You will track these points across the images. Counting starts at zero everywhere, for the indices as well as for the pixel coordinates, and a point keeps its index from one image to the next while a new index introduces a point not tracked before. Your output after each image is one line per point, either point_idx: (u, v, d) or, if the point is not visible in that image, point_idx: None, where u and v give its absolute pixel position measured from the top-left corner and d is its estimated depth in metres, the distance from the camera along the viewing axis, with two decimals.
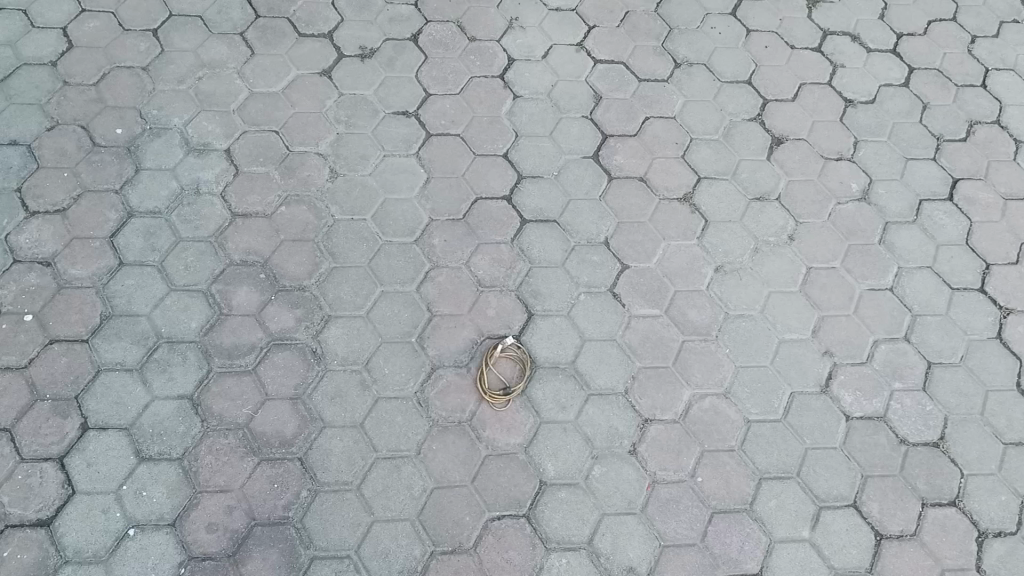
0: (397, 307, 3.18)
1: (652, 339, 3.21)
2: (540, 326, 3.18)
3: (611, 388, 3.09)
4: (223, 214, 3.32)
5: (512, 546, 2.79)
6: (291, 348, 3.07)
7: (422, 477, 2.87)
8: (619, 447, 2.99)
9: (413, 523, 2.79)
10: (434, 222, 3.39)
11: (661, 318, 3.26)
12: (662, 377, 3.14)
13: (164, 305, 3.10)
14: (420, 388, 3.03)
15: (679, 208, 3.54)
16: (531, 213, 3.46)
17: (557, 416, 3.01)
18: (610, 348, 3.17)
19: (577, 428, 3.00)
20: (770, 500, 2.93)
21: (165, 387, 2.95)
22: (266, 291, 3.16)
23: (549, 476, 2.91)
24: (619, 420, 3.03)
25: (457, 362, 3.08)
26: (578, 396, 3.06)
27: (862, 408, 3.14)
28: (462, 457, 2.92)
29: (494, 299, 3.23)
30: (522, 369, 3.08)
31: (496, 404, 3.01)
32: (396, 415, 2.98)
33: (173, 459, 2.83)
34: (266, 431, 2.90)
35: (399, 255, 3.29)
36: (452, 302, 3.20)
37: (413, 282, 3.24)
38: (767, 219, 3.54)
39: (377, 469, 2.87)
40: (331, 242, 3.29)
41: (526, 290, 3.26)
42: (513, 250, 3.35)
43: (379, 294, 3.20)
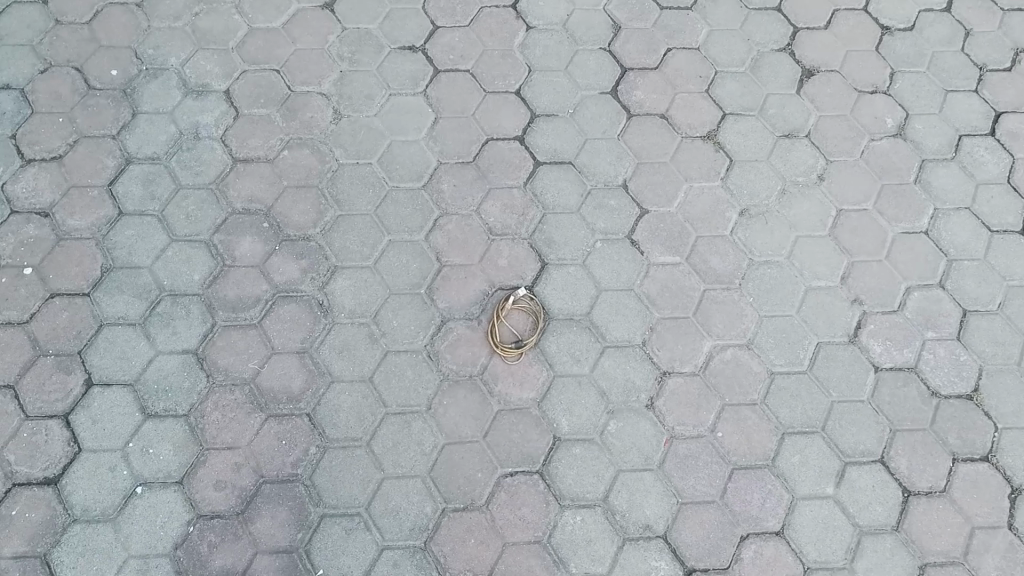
0: (406, 257, 3.07)
1: (671, 288, 3.08)
2: (554, 276, 3.06)
3: (628, 340, 2.97)
4: (224, 159, 3.19)
5: (525, 503, 2.72)
6: (297, 300, 2.97)
7: (433, 433, 2.80)
8: (636, 401, 2.88)
9: (424, 480, 2.73)
10: (443, 166, 3.25)
11: (682, 266, 3.12)
12: (682, 328, 3.01)
13: (166, 256, 3.00)
14: (430, 342, 2.93)
15: (702, 147, 3.35)
16: (545, 155, 3.30)
17: (572, 369, 2.91)
18: (627, 299, 3.04)
19: (593, 381, 2.90)
20: (793, 456, 2.83)
21: (169, 341, 2.87)
22: (270, 240, 3.05)
23: (564, 432, 2.82)
24: (636, 374, 2.92)
25: (468, 314, 2.98)
26: (593, 348, 2.95)
27: (892, 359, 3.01)
28: (473, 412, 2.84)
29: (506, 248, 3.10)
30: (535, 321, 2.98)
31: (508, 357, 2.90)
32: (406, 369, 2.89)
33: (179, 415, 2.77)
34: (273, 387, 2.83)
35: (407, 203, 3.17)
36: (461, 251, 3.09)
37: (421, 230, 3.12)
38: (795, 158, 3.35)
39: (387, 425, 2.80)
40: (336, 189, 3.17)
41: (539, 237, 3.13)
42: (526, 195, 3.20)
43: (386, 243, 3.08)
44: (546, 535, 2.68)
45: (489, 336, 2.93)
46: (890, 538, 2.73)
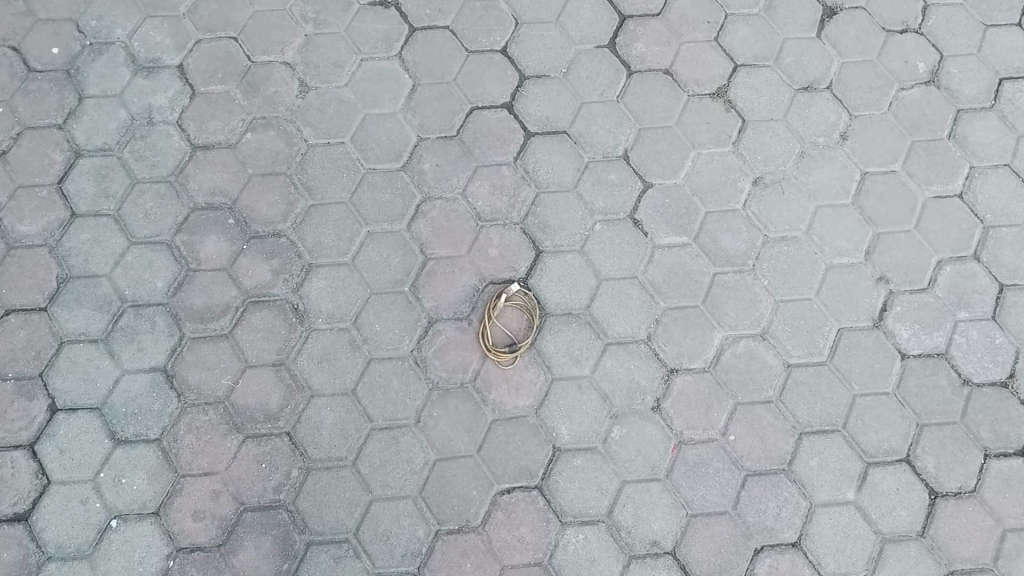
0: (386, 251, 2.80)
1: (678, 273, 2.82)
2: (549, 266, 2.79)
3: (632, 335, 2.73)
4: (182, 147, 2.91)
5: (524, 523, 2.55)
6: (270, 305, 2.73)
7: (423, 449, 2.60)
8: (641, 404, 2.67)
9: (415, 501, 2.56)
10: (424, 141, 2.93)
11: (690, 248, 2.85)
12: (690, 319, 2.76)
13: (125, 262, 2.76)
14: (416, 347, 2.70)
15: (711, 107, 3.01)
16: (536, 124, 2.97)
17: (571, 371, 2.69)
18: (631, 288, 2.79)
19: (594, 384, 2.68)
20: (812, 459, 2.64)
21: (135, 359, 2.66)
22: (238, 239, 2.79)
23: (564, 442, 2.62)
24: (641, 373, 2.70)
25: (457, 314, 2.74)
26: (594, 346, 2.71)
27: (920, 345, 2.77)
28: (466, 424, 2.63)
29: (496, 236, 2.82)
30: (530, 318, 2.74)
31: (502, 362, 2.68)
32: (392, 378, 2.67)
33: (151, 441, 2.59)
34: (249, 405, 2.63)
35: (386, 187, 2.87)
36: (447, 242, 2.81)
37: (403, 219, 2.84)
38: (816, 115, 2.99)
39: (373, 441, 2.60)
40: (307, 175, 2.88)
41: (532, 222, 2.85)
42: (517, 172, 2.90)
43: (364, 235, 2.81)
44: (548, 556, 2.52)
45: (481, 339, 2.69)
46: (914, 545, 2.57)
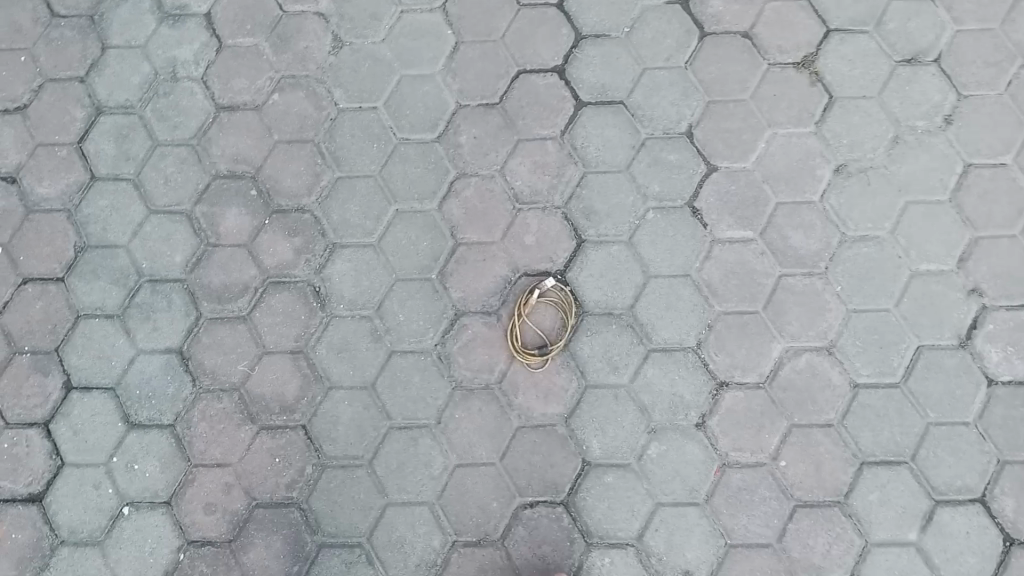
0: (415, 233, 2.59)
1: (738, 272, 2.50)
2: (592, 259, 2.53)
3: (679, 342, 2.47)
4: (206, 107, 2.69)
5: (547, 541, 2.38)
6: (290, 287, 2.56)
7: (442, 453, 2.44)
8: (683, 420, 2.43)
9: (432, 508, 2.41)
10: (463, 109, 2.66)
11: (755, 244, 2.52)
12: (747, 327, 2.47)
13: (143, 233, 2.62)
14: (441, 341, 2.51)
15: (794, 79, 2.60)
16: (590, 94, 2.64)
17: (607, 379, 2.46)
18: (682, 288, 2.49)
19: (631, 395, 2.45)
20: (872, 492, 2.36)
21: (150, 338, 2.56)
22: (259, 213, 2.61)
23: (595, 456, 2.42)
24: (685, 386, 2.45)
25: (486, 307, 2.52)
26: (635, 352, 2.47)
27: (1012, 372, 2.42)
28: (490, 429, 2.45)
29: (534, 222, 2.57)
30: (566, 317, 2.50)
31: (532, 364, 2.47)
32: (413, 373, 2.49)
33: (164, 426, 2.51)
34: (265, 394, 2.50)
35: (418, 161, 2.63)
36: (480, 226, 2.58)
37: (433, 198, 2.61)
38: (918, 93, 2.58)
39: (391, 441, 2.46)
40: (334, 144, 2.65)
41: (576, 207, 2.57)
42: (564, 149, 2.61)
43: (392, 214, 2.60)
44: None
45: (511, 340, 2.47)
46: None
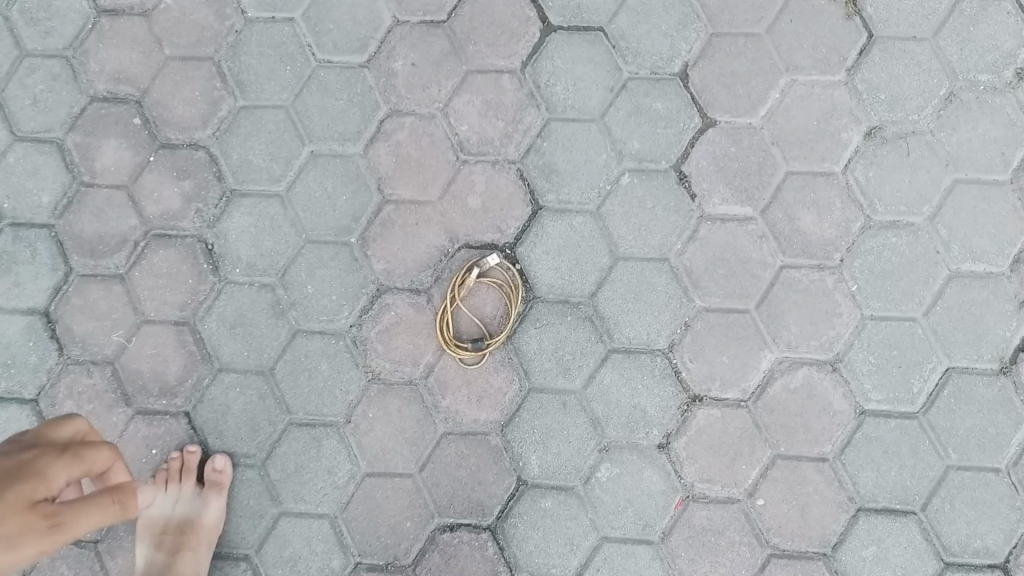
0: (332, 183, 2.07)
1: (728, 259, 1.99)
2: (548, 231, 2.01)
3: (647, 343, 1.98)
4: (84, 9, 2.16)
5: (465, 572, 1.98)
6: (177, 244, 2.10)
7: (350, 459, 2.02)
8: (643, 439, 1.97)
9: (333, 523, 2.02)
10: (401, 27, 2.08)
11: (754, 225, 2.00)
12: (732, 329, 1.98)
13: (4, 164, 2.14)
14: (356, 322, 2.04)
15: (826, 10, 2.02)
16: (561, 15, 2.05)
17: (555, 383, 1.99)
18: (657, 276, 1.99)
19: (583, 404, 1.98)
20: (866, 546, 1.94)
21: (10, 295, 2.12)
22: (143, 147, 2.13)
23: (533, 475, 1.98)
24: (650, 398, 1.97)
25: (414, 284, 2.04)
26: (592, 352, 1.99)
27: None
28: (408, 434, 2.01)
29: (480, 178, 2.04)
30: (508, 304, 2.00)
31: (465, 359, 2.00)
32: (320, 360, 2.04)
33: (25, 400, 2.09)
34: (143, 372, 2.08)
35: (340, 91, 2.08)
36: (413, 180, 2.05)
37: (358, 139, 2.07)
38: (983, 38, 2.00)
39: (289, 440, 2.03)
40: (238, 64, 2.12)
41: (532, 162, 2.03)
42: (523, 87, 2.04)
43: (305, 159, 2.08)
44: None
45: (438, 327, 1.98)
46: None
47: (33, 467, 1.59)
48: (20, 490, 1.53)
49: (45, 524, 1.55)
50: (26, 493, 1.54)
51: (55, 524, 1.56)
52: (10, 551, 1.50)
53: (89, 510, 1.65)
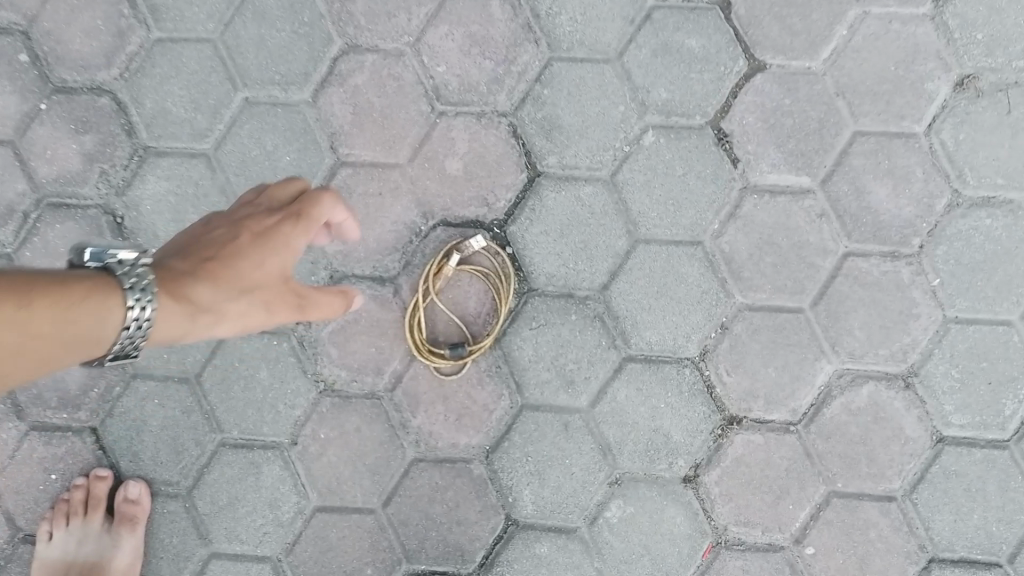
0: (272, 141, 1.62)
1: (778, 244, 1.56)
2: (549, 205, 1.57)
3: (673, 350, 1.56)
4: None
5: None
6: (78, 216, 1.66)
7: (296, 491, 1.61)
8: (665, 471, 1.57)
9: (277, 568, 1.62)
10: None
11: (812, 200, 1.56)
12: (781, 333, 1.56)
13: None
14: (304, 319, 1.61)
15: None
16: None
17: (556, 400, 1.57)
18: (686, 265, 1.56)
19: (590, 427, 1.57)
20: None
21: None
22: (31, 91, 1.67)
23: (526, 514, 1.58)
24: (675, 420, 1.56)
25: (377, 271, 1.60)
26: (602, 361, 1.57)
27: None
28: (369, 460, 1.60)
29: (462, 135, 1.59)
30: (497, 299, 1.57)
31: (443, 370, 1.58)
32: (259, 366, 1.61)
33: None
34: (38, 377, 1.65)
35: (282, 20, 1.62)
36: (377, 136, 1.60)
37: (305, 83, 1.61)
38: None
39: (221, 466, 1.62)
40: None
41: (528, 114, 1.58)
42: (518, 16, 1.58)
43: (239, 108, 1.63)
44: None
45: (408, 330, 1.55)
46: None
47: (271, 238, 1.22)
48: (276, 249, 1.21)
49: (292, 302, 1.24)
50: (289, 257, 1.22)
51: (304, 301, 1.26)
52: (219, 309, 1.17)
53: (320, 301, 1.29)
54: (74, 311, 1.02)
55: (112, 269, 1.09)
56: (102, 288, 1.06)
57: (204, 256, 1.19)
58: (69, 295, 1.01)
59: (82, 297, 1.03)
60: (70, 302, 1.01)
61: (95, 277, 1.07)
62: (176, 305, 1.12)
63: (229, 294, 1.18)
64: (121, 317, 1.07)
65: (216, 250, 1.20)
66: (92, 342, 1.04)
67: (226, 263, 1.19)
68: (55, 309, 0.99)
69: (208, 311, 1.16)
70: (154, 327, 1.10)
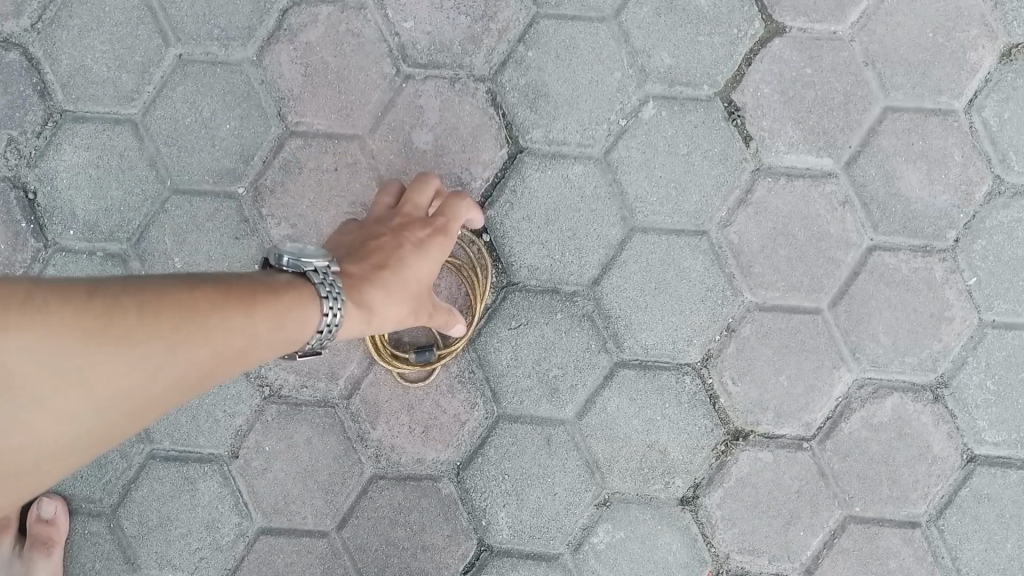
0: (210, 105, 1.39)
1: (794, 235, 1.36)
2: (532, 186, 1.36)
3: (672, 355, 1.36)
4: None
5: None
6: None
7: (238, 510, 1.40)
8: (661, 492, 1.37)
9: None
10: None
11: (834, 185, 1.36)
12: (795, 338, 1.36)
13: None
14: None
15: None
16: None
17: (537, 410, 1.37)
18: (689, 258, 1.35)
19: (576, 441, 1.37)
20: None
21: None
22: None
23: (500, 540, 1.38)
24: (673, 434, 1.37)
25: None
26: (592, 366, 1.36)
27: None
28: (322, 476, 1.39)
29: (433, 103, 1.36)
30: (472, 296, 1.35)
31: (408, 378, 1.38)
32: None
33: None
34: None
35: None
36: (333, 103, 1.37)
37: (248, 39, 1.38)
38: None
39: (151, 481, 1.40)
40: None
41: (510, 80, 1.36)
42: None
43: (170, 66, 1.39)
44: None
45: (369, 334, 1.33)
46: None
47: (428, 247, 1.14)
48: (436, 244, 1.15)
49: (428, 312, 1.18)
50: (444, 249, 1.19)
51: (433, 311, 1.19)
52: (385, 315, 1.07)
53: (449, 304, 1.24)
54: (256, 316, 0.91)
55: (305, 276, 0.99)
56: (286, 292, 0.95)
57: (364, 252, 1.09)
58: (267, 305, 0.92)
59: (256, 303, 0.91)
60: (275, 309, 0.92)
61: (292, 282, 0.97)
62: (361, 313, 1.03)
63: (403, 303, 1.09)
64: (317, 316, 0.97)
65: (372, 242, 1.11)
66: (290, 342, 0.96)
67: (383, 251, 1.10)
68: (240, 323, 0.89)
69: (376, 318, 1.06)
70: (340, 328, 1.01)
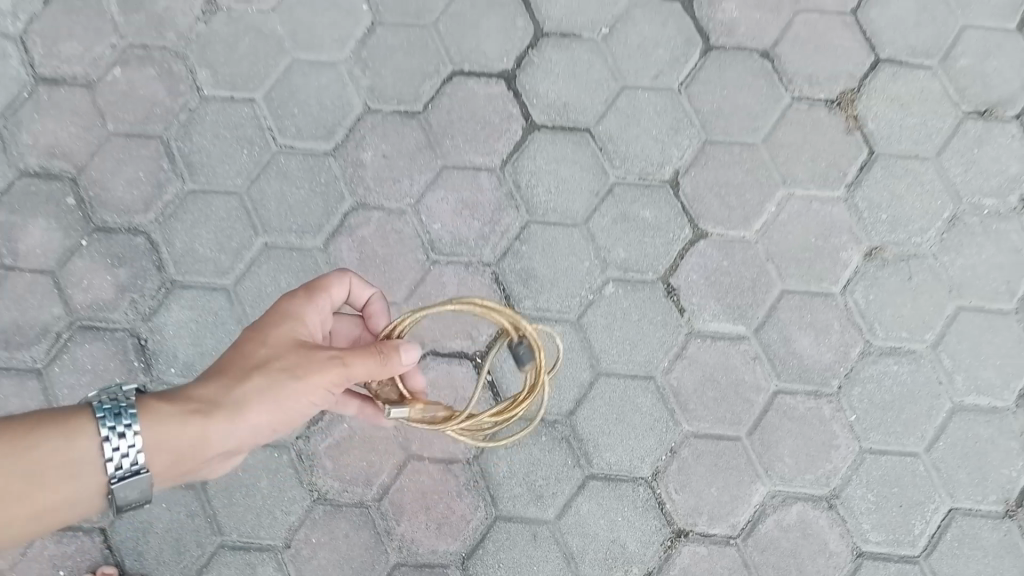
0: (286, 279, 1.87)
1: (719, 380, 1.83)
2: None
3: (629, 470, 1.79)
4: (20, 76, 2.00)
5: None
6: (105, 337, 1.88)
7: None
8: None
9: None
10: (374, 116, 1.93)
11: (746, 345, 1.84)
12: (721, 458, 1.80)
13: None
14: (302, 433, 1.80)
15: (825, 121, 1.87)
16: (544, 113, 1.91)
17: (527, 511, 1.77)
18: (641, 396, 1.81)
19: (556, 537, 1.77)
20: None
21: None
22: (75, 229, 1.93)
23: None
24: (631, 532, 1.78)
25: None
26: (568, 478, 1.79)
27: None
28: (356, 563, 1.77)
29: (452, 280, 1.86)
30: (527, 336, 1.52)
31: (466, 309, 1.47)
32: (261, 476, 1.79)
33: None
34: None
35: (301, 179, 1.91)
36: (378, 278, 1.87)
37: (318, 232, 1.89)
38: (988, 161, 1.86)
39: (219, 566, 1.77)
40: (189, 144, 1.94)
41: (509, 265, 1.86)
42: (503, 186, 1.89)
43: (258, 250, 1.89)
44: None
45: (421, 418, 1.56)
46: None
47: (268, 334, 1.35)
48: (268, 328, 1.36)
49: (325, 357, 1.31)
50: (282, 339, 1.35)
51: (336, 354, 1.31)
52: (245, 402, 1.28)
53: (359, 354, 1.32)
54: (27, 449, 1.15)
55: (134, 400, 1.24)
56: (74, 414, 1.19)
57: (221, 367, 1.33)
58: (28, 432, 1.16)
59: (47, 427, 1.17)
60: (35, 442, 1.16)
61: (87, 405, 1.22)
62: (195, 410, 1.26)
63: (254, 384, 1.29)
64: (92, 437, 1.19)
65: (231, 357, 1.34)
66: (70, 460, 1.17)
67: (235, 359, 1.33)
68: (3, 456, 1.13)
69: (229, 407, 1.28)
70: (175, 430, 1.24)
